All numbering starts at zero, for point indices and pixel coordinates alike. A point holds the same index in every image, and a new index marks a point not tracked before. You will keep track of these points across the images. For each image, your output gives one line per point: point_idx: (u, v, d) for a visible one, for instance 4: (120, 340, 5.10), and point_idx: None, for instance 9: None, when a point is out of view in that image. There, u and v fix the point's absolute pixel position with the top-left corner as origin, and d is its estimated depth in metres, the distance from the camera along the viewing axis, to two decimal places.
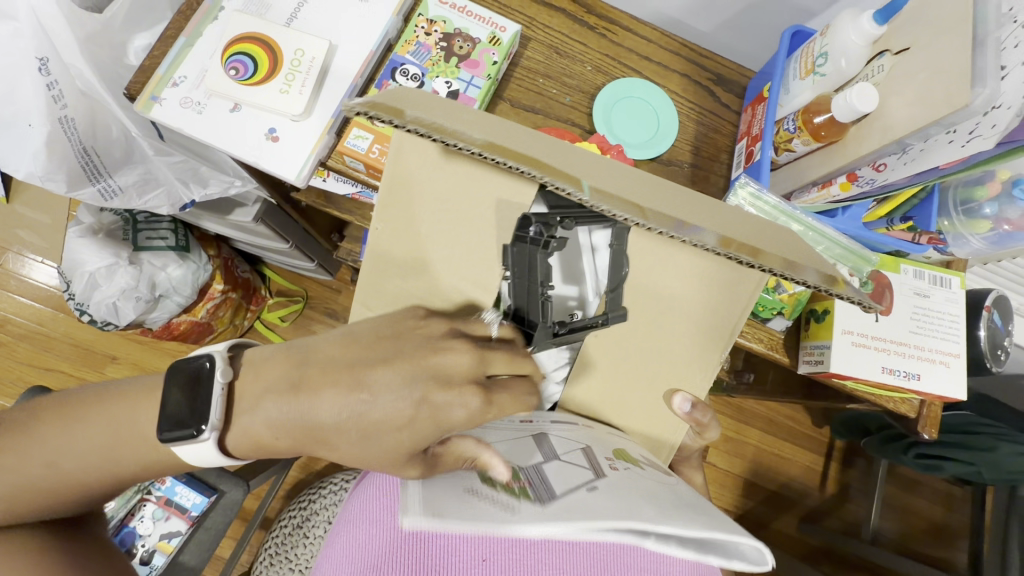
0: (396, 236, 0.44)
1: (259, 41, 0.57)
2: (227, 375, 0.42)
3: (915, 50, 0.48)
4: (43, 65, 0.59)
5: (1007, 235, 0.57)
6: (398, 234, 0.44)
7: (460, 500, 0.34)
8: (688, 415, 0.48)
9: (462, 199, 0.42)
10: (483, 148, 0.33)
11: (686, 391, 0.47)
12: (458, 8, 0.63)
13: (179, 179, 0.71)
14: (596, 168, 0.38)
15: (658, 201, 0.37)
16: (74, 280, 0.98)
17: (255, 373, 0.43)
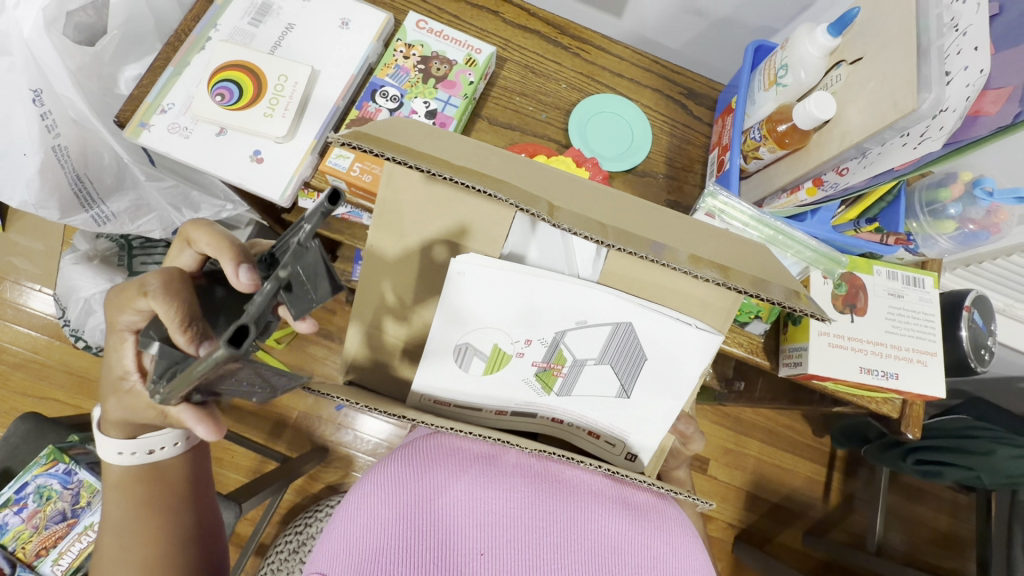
0: (389, 254, 0.45)
1: (245, 68, 0.60)
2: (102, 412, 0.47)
3: (867, 59, 0.50)
4: (36, 96, 0.61)
5: (973, 235, 0.58)
6: (379, 248, 0.45)
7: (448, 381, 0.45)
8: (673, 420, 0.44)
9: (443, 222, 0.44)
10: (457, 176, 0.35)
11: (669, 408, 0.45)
12: (436, 32, 0.65)
13: (171, 205, 0.79)
14: (561, 191, 0.41)
15: (624, 220, 0.40)
16: (69, 308, 1.05)
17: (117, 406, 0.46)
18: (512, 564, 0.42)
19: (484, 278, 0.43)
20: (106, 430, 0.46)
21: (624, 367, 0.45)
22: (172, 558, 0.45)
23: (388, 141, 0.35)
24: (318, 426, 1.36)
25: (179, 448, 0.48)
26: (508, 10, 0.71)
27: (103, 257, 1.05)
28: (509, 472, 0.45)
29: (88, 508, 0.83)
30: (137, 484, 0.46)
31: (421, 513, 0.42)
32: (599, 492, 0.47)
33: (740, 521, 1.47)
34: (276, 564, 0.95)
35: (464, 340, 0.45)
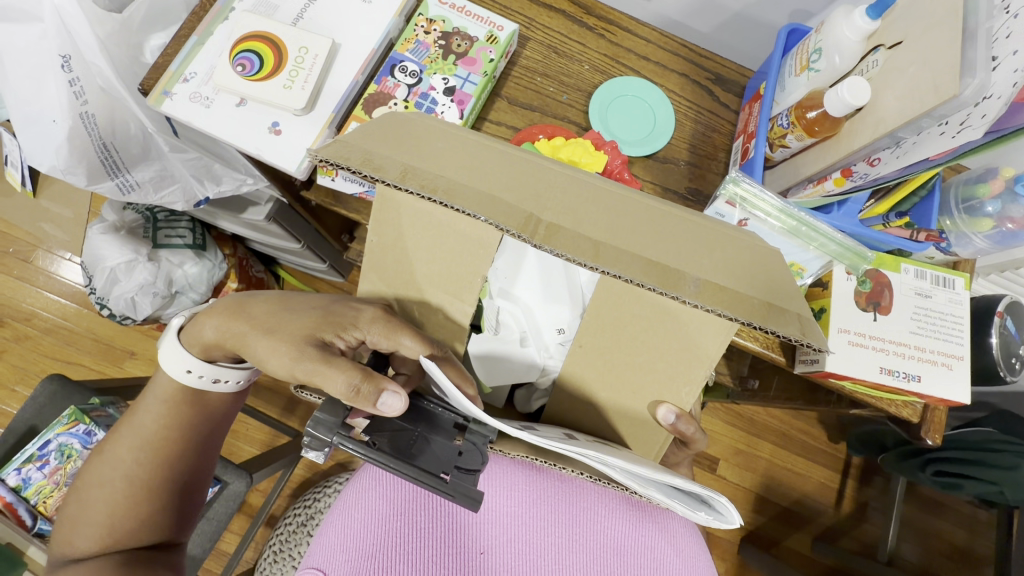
0: (403, 230, 0.46)
1: (266, 39, 0.60)
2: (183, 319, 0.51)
3: (907, 43, 0.48)
4: (65, 62, 0.63)
5: (1011, 234, 0.55)
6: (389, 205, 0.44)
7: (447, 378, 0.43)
8: (673, 427, 0.45)
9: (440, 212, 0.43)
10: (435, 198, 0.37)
11: (671, 403, 0.45)
12: (458, 8, 0.64)
13: (193, 176, 0.77)
14: (551, 198, 0.39)
15: (628, 227, 0.39)
16: (95, 276, 1.09)
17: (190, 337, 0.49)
18: (511, 560, 0.46)
19: None
20: (187, 345, 0.49)
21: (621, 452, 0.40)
22: (162, 490, 0.52)
23: (374, 163, 0.37)
24: None
25: (236, 386, 0.53)
26: None
27: (129, 228, 1.10)
28: (511, 474, 0.50)
29: None
30: (179, 403, 0.51)
31: (423, 507, 0.48)
32: (601, 495, 0.50)
33: (747, 523, 1.45)
34: (286, 535, 0.98)
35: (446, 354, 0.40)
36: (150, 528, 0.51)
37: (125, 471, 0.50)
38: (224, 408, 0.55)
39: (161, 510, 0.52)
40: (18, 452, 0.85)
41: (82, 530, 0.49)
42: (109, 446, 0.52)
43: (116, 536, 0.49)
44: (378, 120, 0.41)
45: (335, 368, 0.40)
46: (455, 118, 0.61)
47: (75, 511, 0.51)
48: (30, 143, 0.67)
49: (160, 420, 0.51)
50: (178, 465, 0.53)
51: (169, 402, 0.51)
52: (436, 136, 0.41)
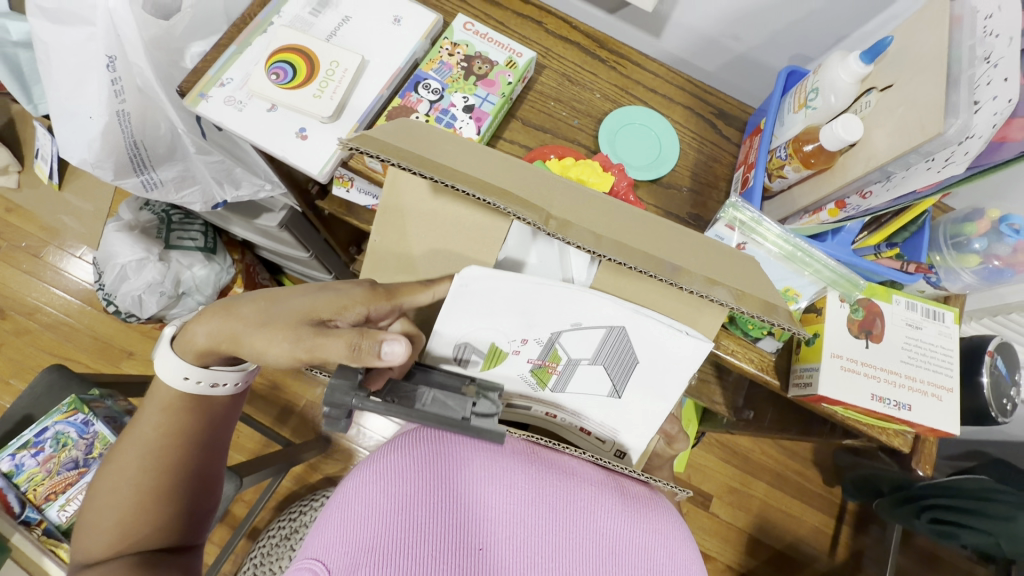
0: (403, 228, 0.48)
1: (300, 52, 0.64)
2: (177, 326, 0.52)
3: (896, 87, 0.51)
4: (111, 62, 0.67)
5: (997, 271, 0.58)
6: (404, 202, 0.48)
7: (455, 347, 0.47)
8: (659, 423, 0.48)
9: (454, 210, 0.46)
10: (462, 186, 0.38)
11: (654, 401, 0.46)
12: (481, 34, 0.69)
13: (214, 179, 0.86)
14: (561, 201, 0.42)
15: (630, 231, 0.42)
16: (105, 272, 1.12)
17: (185, 343, 0.49)
18: (507, 563, 0.41)
19: (484, 290, 0.43)
20: (181, 353, 0.50)
21: (616, 368, 0.45)
22: (174, 494, 0.51)
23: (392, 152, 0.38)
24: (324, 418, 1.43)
25: (235, 388, 0.53)
26: (552, 21, 0.75)
27: (144, 228, 1.13)
28: (510, 470, 0.44)
29: (98, 459, 0.87)
30: (180, 409, 0.51)
31: (407, 508, 0.41)
32: (604, 496, 0.46)
33: (738, 565, 1.42)
34: (271, 544, 0.97)
35: (464, 337, 0.46)
36: (164, 534, 0.50)
37: (131, 481, 0.49)
38: (225, 411, 0.55)
39: (175, 514, 0.51)
40: (13, 439, 0.85)
41: (95, 539, 0.49)
42: (113, 459, 0.51)
43: (131, 542, 0.49)
44: (397, 124, 0.44)
45: (332, 335, 0.41)
46: (472, 133, 0.64)
47: (86, 524, 0.50)
48: (65, 135, 0.72)
49: (161, 427, 0.51)
50: (188, 470, 0.52)
51: (170, 409, 0.51)
52: (452, 143, 0.44)
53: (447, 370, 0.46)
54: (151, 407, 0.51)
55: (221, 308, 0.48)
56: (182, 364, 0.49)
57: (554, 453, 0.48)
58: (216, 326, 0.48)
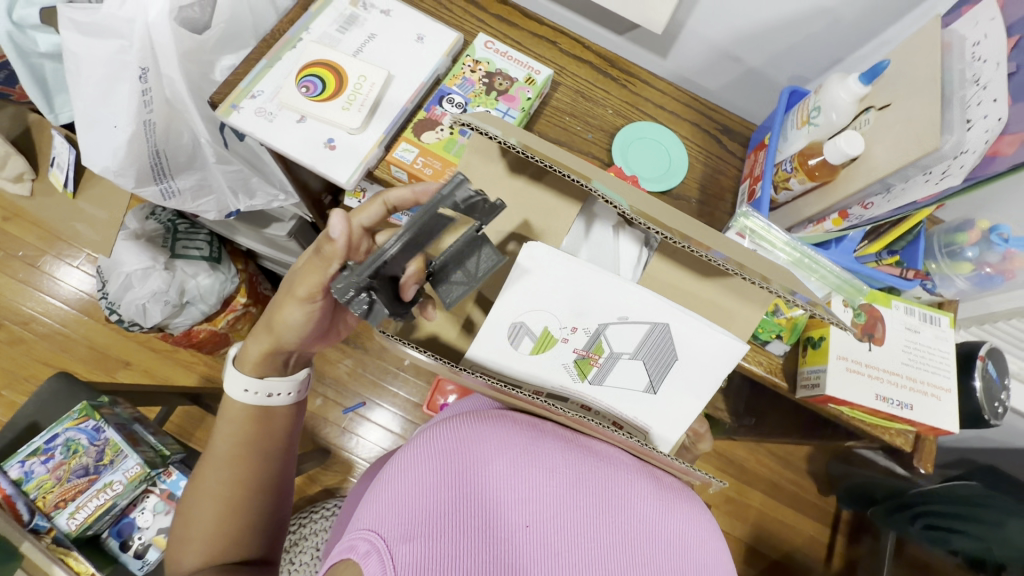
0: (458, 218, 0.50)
1: (330, 67, 0.67)
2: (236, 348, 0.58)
3: (893, 106, 0.55)
4: (144, 74, 0.69)
5: (988, 277, 0.62)
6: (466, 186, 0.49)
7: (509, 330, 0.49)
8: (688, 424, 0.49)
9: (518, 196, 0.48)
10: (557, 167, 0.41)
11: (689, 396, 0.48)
12: (501, 53, 0.73)
13: (230, 189, 0.89)
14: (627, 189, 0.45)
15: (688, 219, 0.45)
16: (110, 281, 1.12)
17: (247, 359, 0.56)
18: (549, 541, 0.45)
19: (550, 265, 0.46)
20: (241, 365, 0.56)
21: (654, 365, 0.47)
22: (253, 502, 0.57)
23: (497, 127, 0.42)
24: (324, 429, 1.43)
25: (291, 398, 0.59)
26: (565, 41, 0.79)
27: (149, 237, 1.14)
28: (551, 455, 0.48)
29: (109, 467, 0.89)
30: (250, 424, 0.57)
31: (457, 486, 0.46)
32: (636, 481, 0.50)
33: None
34: None
35: (520, 319, 0.48)
36: (251, 537, 0.56)
37: (216, 492, 0.55)
38: (288, 423, 0.60)
39: (257, 519, 0.57)
40: (21, 446, 0.85)
41: (191, 546, 0.54)
42: (196, 475, 0.56)
43: (224, 546, 0.55)
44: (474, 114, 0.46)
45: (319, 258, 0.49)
46: None
47: (180, 535, 0.56)
48: (88, 144, 0.73)
49: (234, 442, 0.56)
50: (263, 479, 0.58)
51: (241, 425, 0.57)
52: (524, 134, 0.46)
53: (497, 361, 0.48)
54: (225, 425, 0.57)
55: (266, 322, 0.55)
56: (247, 378, 0.56)
57: (592, 439, 0.52)
58: (272, 337, 0.54)
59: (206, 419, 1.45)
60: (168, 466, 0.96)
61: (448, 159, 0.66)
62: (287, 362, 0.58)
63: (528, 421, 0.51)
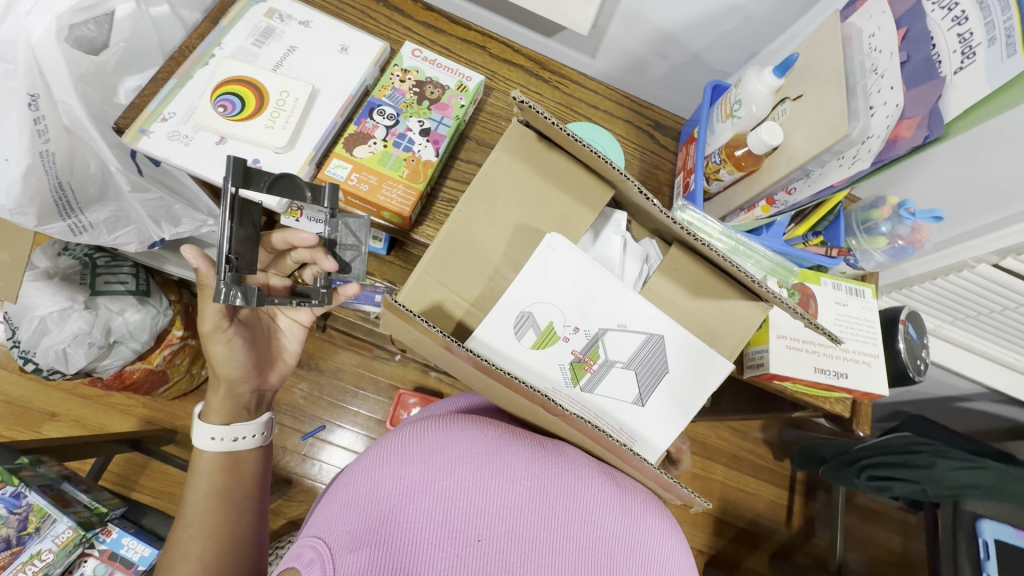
0: (482, 216, 0.50)
1: (248, 83, 0.63)
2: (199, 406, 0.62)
3: (806, 96, 0.58)
4: (33, 101, 0.61)
5: (901, 249, 0.66)
6: (495, 186, 0.50)
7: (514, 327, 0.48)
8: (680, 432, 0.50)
9: (539, 200, 0.50)
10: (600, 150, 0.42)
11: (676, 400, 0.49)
12: (430, 60, 0.71)
13: (151, 218, 0.84)
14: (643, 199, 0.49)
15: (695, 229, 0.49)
16: (19, 328, 1.00)
17: (210, 406, 0.60)
18: (502, 551, 0.47)
19: (569, 259, 0.47)
20: (206, 417, 0.59)
21: (645, 374, 0.48)
22: (235, 541, 0.57)
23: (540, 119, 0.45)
24: (283, 457, 1.36)
25: (256, 440, 0.62)
26: (495, 46, 0.78)
27: (64, 275, 1.03)
28: (514, 466, 0.50)
29: (36, 535, 0.81)
30: (224, 468, 0.59)
31: (412, 498, 0.47)
32: (597, 491, 0.51)
33: (708, 547, 1.50)
34: None
35: (527, 309, 0.48)
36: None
37: (195, 538, 0.55)
38: (258, 466, 0.63)
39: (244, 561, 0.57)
40: None
41: None
42: (174, 531, 0.56)
43: None
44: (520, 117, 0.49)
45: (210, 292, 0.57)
46: (431, 155, 0.65)
47: None
48: None
49: (211, 489, 0.58)
50: (243, 520, 0.59)
51: (216, 469, 0.59)
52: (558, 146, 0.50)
53: (505, 344, 0.47)
54: (197, 475, 0.58)
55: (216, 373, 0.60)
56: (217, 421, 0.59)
57: (558, 444, 0.53)
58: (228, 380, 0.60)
59: (150, 465, 1.35)
60: (108, 524, 0.87)
61: (384, 174, 0.63)
62: (250, 407, 0.63)
63: (496, 430, 0.52)
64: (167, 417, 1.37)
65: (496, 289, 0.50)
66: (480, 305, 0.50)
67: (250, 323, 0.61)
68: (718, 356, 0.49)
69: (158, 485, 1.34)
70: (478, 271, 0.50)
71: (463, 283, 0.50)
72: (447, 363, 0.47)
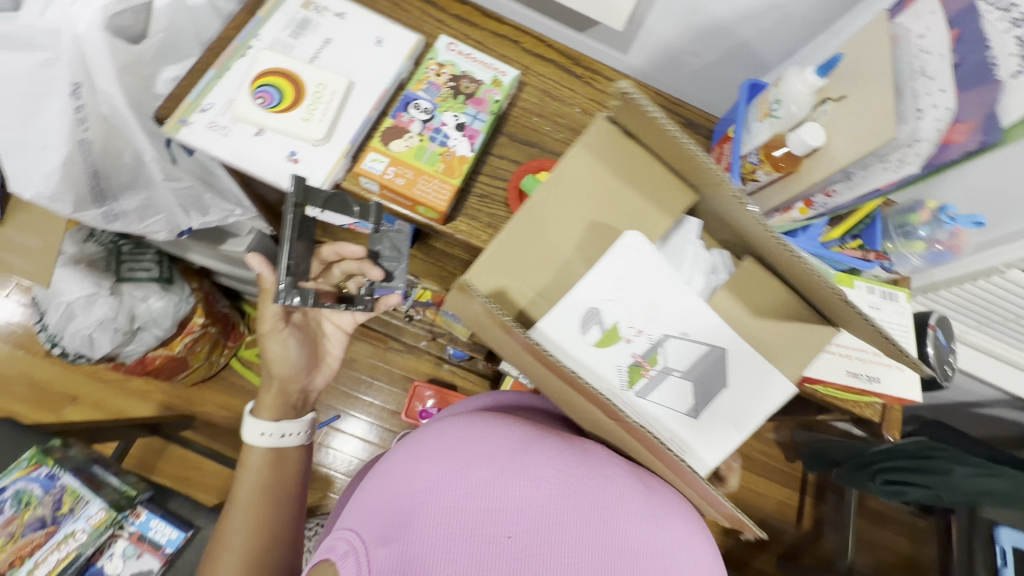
0: (560, 210, 0.52)
1: (286, 76, 0.63)
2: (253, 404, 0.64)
3: (850, 97, 0.57)
4: (75, 90, 0.63)
5: (939, 253, 0.65)
6: (577, 182, 0.52)
7: (577, 324, 0.48)
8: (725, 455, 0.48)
9: (619, 198, 0.52)
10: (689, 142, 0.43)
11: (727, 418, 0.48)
12: (465, 54, 0.71)
13: (181, 207, 0.82)
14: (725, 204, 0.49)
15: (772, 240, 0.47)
16: (50, 313, 1.02)
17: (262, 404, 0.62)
18: (528, 560, 0.42)
19: (639, 259, 0.48)
20: (257, 412, 0.62)
21: (703, 389, 0.48)
22: (275, 539, 0.58)
23: (634, 117, 0.47)
24: None
25: (301, 438, 0.64)
26: (528, 41, 0.78)
27: (89, 262, 1.04)
28: (540, 465, 0.45)
29: (70, 515, 0.84)
30: (273, 465, 0.61)
31: (430, 495, 0.43)
32: (634, 497, 0.45)
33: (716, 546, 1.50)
34: None
35: (593, 304, 0.48)
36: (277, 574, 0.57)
37: (240, 531, 0.57)
38: (303, 467, 0.64)
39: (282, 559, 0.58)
40: None
41: None
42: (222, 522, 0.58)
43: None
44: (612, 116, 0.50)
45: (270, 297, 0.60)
46: (466, 150, 0.65)
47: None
48: (15, 167, 0.66)
49: (258, 485, 0.59)
50: (285, 518, 0.60)
51: (265, 466, 0.61)
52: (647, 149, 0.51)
53: (564, 337, 0.48)
54: (247, 471, 0.60)
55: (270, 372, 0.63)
56: (268, 417, 0.62)
57: (588, 446, 0.49)
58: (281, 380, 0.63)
59: (168, 449, 1.37)
60: (137, 507, 0.88)
61: (420, 168, 0.63)
62: (298, 405, 0.65)
63: (521, 428, 0.48)
64: (184, 402, 1.39)
65: (563, 283, 0.51)
66: (547, 296, 0.51)
67: (304, 324, 0.65)
68: (779, 377, 0.48)
69: (176, 469, 1.36)
70: (548, 263, 0.51)
71: (532, 273, 0.51)
72: (503, 349, 0.47)
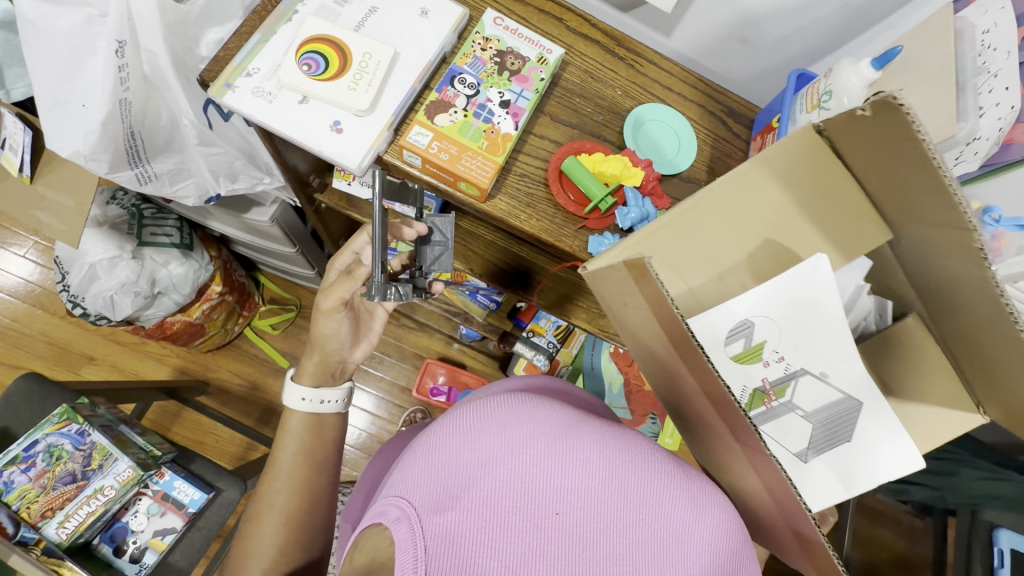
0: (734, 213, 0.50)
1: (332, 43, 0.63)
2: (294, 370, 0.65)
3: (906, 91, 0.55)
4: (120, 48, 0.62)
5: None
6: (762, 189, 0.50)
7: (727, 336, 0.48)
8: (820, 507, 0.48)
9: (802, 213, 0.50)
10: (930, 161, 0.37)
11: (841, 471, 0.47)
12: (511, 30, 0.70)
13: (211, 173, 0.83)
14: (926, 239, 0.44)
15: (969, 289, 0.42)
16: (71, 273, 1.02)
17: (303, 371, 0.64)
18: (573, 539, 0.42)
19: (805, 285, 0.47)
20: (298, 379, 0.63)
21: (823, 434, 0.48)
22: (315, 498, 0.61)
23: (853, 136, 0.44)
24: None
25: (339, 405, 0.65)
26: (572, 18, 0.76)
27: (113, 224, 1.04)
28: (587, 447, 0.45)
29: (98, 472, 0.86)
30: (312, 430, 0.63)
31: (481, 467, 0.44)
32: (674, 485, 0.45)
33: None
34: None
35: (748, 318, 0.48)
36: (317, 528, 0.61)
37: (283, 491, 0.60)
38: (340, 431, 0.66)
39: (321, 516, 0.62)
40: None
41: (265, 539, 0.58)
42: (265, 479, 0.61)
43: (294, 538, 0.59)
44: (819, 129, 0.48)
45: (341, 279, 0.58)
46: (510, 128, 0.65)
47: (250, 530, 0.59)
48: (53, 126, 0.65)
49: (299, 448, 0.62)
50: (324, 480, 0.63)
51: (304, 431, 0.62)
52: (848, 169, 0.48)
53: (713, 338, 0.48)
54: (287, 434, 0.62)
55: (317, 341, 0.64)
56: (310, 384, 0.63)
57: (628, 434, 0.49)
58: (325, 350, 0.63)
59: (182, 413, 1.39)
60: (161, 466, 0.91)
61: (464, 144, 0.63)
62: (336, 374, 0.66)
63: (568, 411, 0.48)
64: (200, 368, 1.41)
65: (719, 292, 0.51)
66: (697, 294, 0.51)
67: (357, 302, 0.65)
68: (915, 450, 0.47)
69: (191, 433, 1.39)
70: (706, 264, 0.50)
71: (692, 271, 0.50)
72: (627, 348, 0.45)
